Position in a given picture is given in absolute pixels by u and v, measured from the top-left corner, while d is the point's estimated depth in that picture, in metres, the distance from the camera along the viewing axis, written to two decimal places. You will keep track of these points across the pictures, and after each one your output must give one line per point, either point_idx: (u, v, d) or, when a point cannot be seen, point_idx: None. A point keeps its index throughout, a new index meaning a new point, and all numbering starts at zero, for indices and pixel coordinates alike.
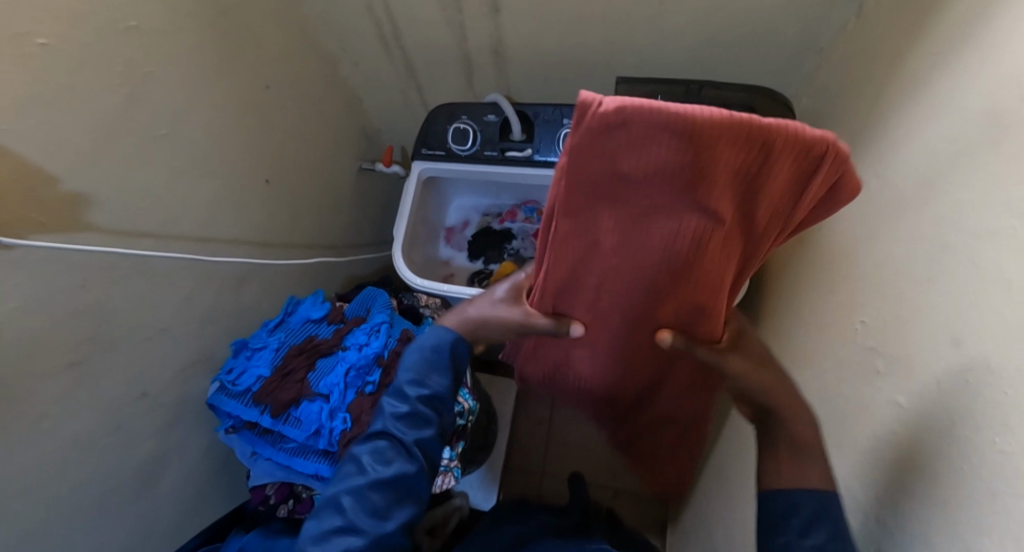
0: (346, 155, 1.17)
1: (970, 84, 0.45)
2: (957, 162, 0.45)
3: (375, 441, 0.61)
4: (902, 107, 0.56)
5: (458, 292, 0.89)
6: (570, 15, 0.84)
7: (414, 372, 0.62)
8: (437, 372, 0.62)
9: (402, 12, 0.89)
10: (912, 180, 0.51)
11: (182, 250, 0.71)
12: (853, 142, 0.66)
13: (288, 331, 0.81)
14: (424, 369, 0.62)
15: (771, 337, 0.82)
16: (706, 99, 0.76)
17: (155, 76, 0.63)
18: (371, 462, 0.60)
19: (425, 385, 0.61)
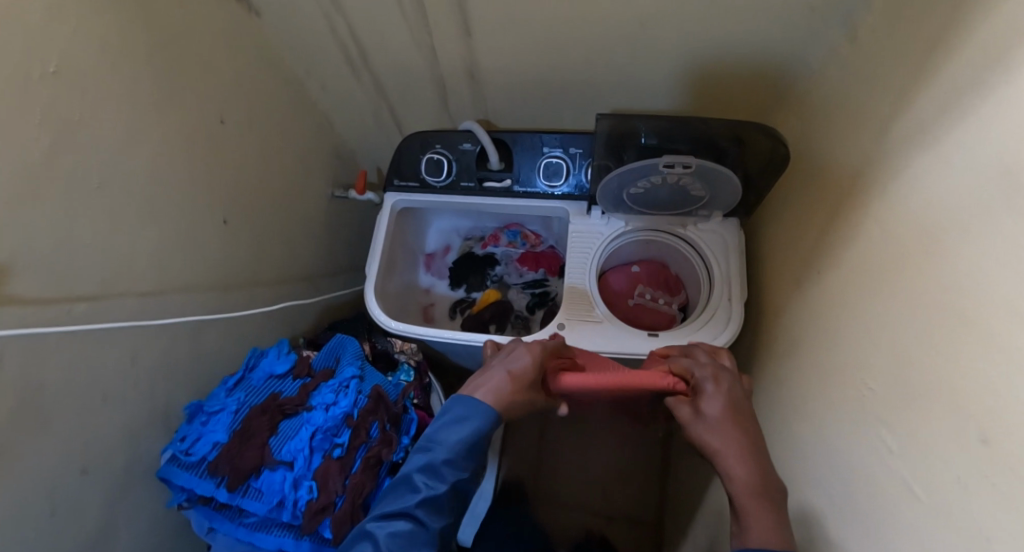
0: (316, 182, 1.11)
1: (984, 134, 0.40)
2: (975, 220, 0.40)
3: (395, 520, 0.55)
4: (905, 148, 0.51)
5: (436, 335, 0.84)
6: (547, 37, 0.79)
7: (449, 449, 0.58)
8: (470, 451, 0.58)
9: (369, 35, 0.83)
10: (923, 235, 0.46)
11: (125, 307, 0.65)
12: (852, 178, 0.61)
13: (248, 390, 0.75)
14: (460, 448, 0.58)
15: (769, 379, 0.78)
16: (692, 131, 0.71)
17: (83, 122, 0.56)
18: (396, 545, 0.54)
19: (460, 469, 0.58)
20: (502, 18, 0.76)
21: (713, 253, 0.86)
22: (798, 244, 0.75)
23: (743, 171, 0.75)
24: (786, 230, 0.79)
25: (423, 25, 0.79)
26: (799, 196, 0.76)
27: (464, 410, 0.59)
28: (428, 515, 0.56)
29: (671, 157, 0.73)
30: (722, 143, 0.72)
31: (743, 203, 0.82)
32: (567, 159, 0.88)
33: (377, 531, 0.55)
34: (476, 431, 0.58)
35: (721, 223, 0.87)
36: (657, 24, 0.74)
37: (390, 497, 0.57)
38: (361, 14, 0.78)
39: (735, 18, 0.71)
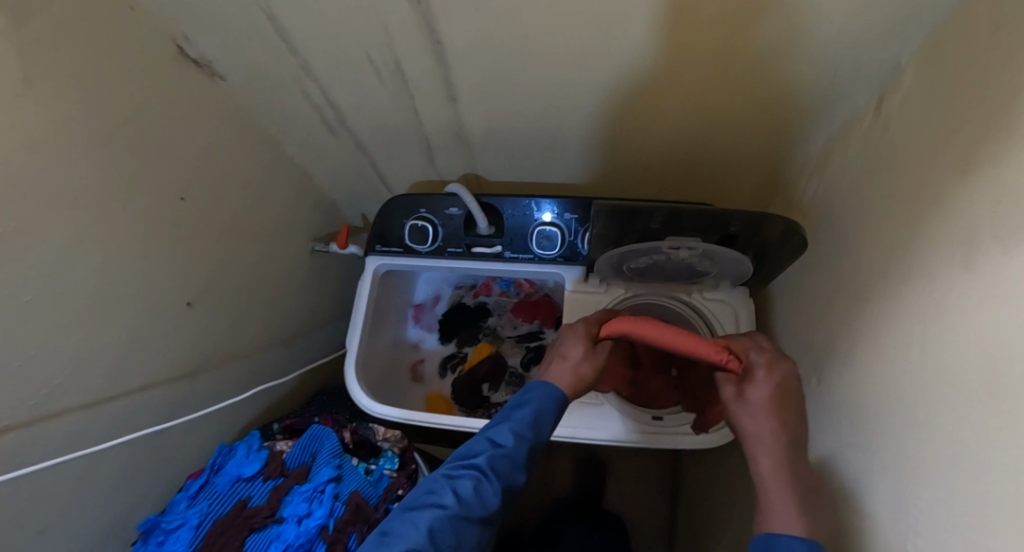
0: (296, 239, 1.04)
1: (1011, 276, 0.34)
2: (1002, 379, 0.34)
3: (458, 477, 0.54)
4: (930, 257, 0.45)
5: (422, 420, 0.78)
6: (541, 101, 0.73)
7: (523, 421, 0.56)
8: (539, 429, 0.56)
9: (346, 98, 0.76)
10: (954, 374, 0.40)
11: (69, 428, 0.58)
12: (874, 273, 0.55)
13: (213, 498, 0.69)
14: (532, 425, 0.56)
15: None
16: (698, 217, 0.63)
17: (10, 243, 0.49)
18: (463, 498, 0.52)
19: (532, 439, 0.56)
20: (490, 85, 0.70)
21: (722, 326, 0.80)
22: (821, 328, 0.68)
23: (755, 248, 0.68)
24: (805, 309, 0.73)
25: (404, 90, 0.72)
26: (817, 274, 0.70)
27: (530, 391, 0.59)
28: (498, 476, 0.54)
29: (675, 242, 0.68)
30: (733, 226, 0.64)
31: (758, 275, 0.74)
32: (562, 225, 0.82)
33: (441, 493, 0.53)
34: (540, 406, 0.58)
35: (728, 292, 0.81)
36: (661, 92, 0.67)
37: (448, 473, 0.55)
38: (337, 81, 0.72)
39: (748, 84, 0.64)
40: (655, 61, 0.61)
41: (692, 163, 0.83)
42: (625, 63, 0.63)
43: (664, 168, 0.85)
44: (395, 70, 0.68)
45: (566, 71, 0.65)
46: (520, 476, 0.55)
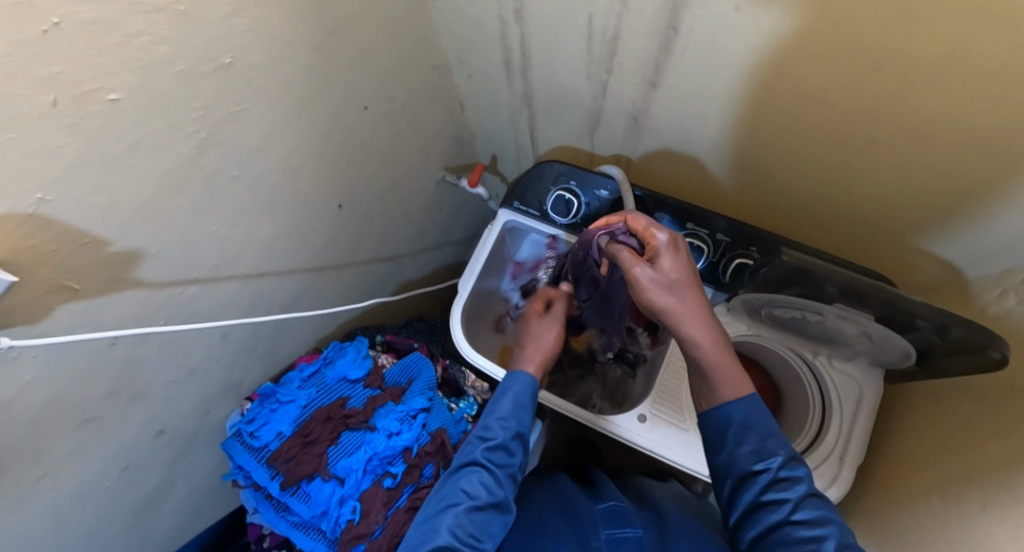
0: (431, 167, 1.04)
1: None
2: None
3: (797, 466, 0.51)
4: None
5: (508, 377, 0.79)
6: (749, 116, 0.66)
7: (747, 451, 0.52)
8: (755, 451, 0.51)
9: (542, 50, 0.73)
10: None
11: (230, 290, 0.64)
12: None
13: (320, 387, 0.75)
14: (751, 449, 0.52)
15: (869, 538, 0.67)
16: (835, 315, 0.63)
17: (240, 114, 0.52)
18: (467, 488, 0.59)
19: (751, 450, 0.51)
20: (701, 83, 0.64)
21: (840, 398, 0.74)
22: (947, 449, 0.60)
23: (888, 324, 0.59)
24: (929, 414, 0.67)
25: (607, 60, 0.68)
26: (961, 387, 0.63)
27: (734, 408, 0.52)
28: (501, 470, 0.62)
29: (810, 304, 0.64)
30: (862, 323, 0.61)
31: (953, 367, 0.58)
32: (709, 244, 0.74)
33: (742, 452, 0.52)
34: (731, 426, 0.52)
35: (860, 369, 0.74)
36: (891, 133, 0.58)
37: (752, 429, 0.52)
38: (541, 32, 0.68)
39: (926, 169, 0.60)
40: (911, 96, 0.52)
41: (864, 227, 0.75)
42: (874, 95, 0.54)
43: (792, 202, 0.79)
44: (610, 40, 0.64)
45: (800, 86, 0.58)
46: (794, 495, 0.49)
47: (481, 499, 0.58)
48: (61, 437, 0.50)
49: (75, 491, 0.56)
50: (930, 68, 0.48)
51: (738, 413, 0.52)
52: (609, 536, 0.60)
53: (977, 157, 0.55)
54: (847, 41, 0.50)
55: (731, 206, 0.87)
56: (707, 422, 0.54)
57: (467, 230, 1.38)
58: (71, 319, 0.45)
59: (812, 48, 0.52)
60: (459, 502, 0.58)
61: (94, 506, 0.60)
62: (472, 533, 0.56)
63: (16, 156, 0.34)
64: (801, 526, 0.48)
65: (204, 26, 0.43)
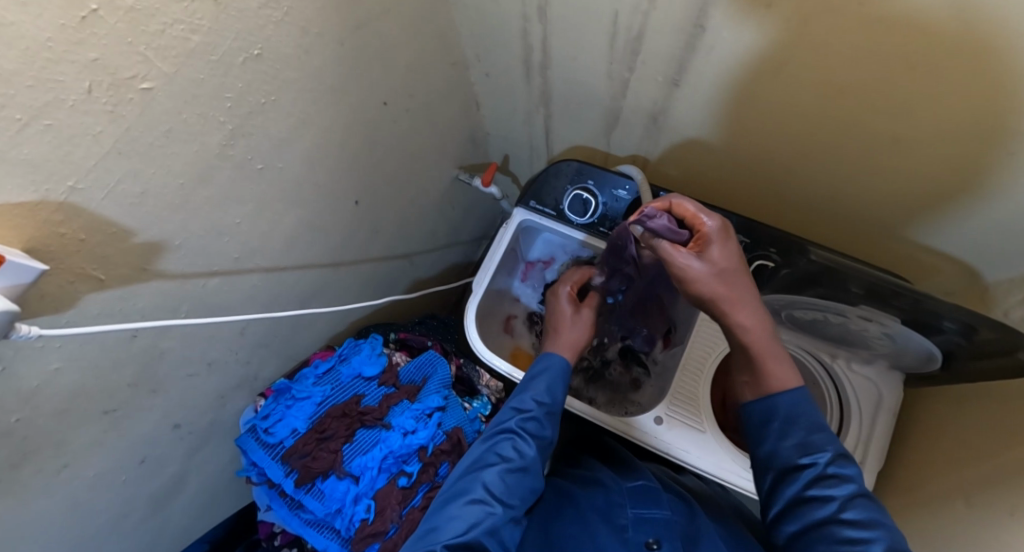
0: (445, 165, 1.04)
1: None
2: None
3: (847, 466, 0.50)
4: None
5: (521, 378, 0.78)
6: (773, 116, 0.66)
7: (794, 443, 0.52)
8: (803, 446, 0.51)
9: (564, 48, 0.72)
10: None
11: (250, 284, 0.63)
12: None
13: (335, 384, 0.74)
14: (797, 443, 0.51)
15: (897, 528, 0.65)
16: (858, 316, 0.62)
17: (267, 106, 0.52)
18: (502, 452, 0.59)
19: (797, 444, 0.51)
20: (725, 82, 0.64)
21: (858, 401, 0.73)
22: (971, 454, 0.60)
23: (915, 326, 0.58)
24: (951, 418, 0.66)
25: (630, 59, 0.68)
26: (986, 390, 0.62)
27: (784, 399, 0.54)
28: (534, 439, 0.61)
29: (833, 305, 0.63)
30: (887, 325, 0.60)
31: (984, 368, 0.57)
32: None
33: (786, 443, 0.52)
34: (778, 416, 0.53)
35: (880, 373, 0.74)
36: (921, 134, 0.57)
37: (797, 421, 0.52)
38: (564, 30, 0.68)
39: (947, 171, 0.60)
40: (946, 95, 0.51)
41: (883, 229, 0.74)
42: (906, 95, 0.54)
43: (811, 204, 0.78)
44: (635, 39, 0.63)
45: (829, 86, 0.57)
46: (841, 493, 0.48)
47: (514, 463, 0.58)
48: (87, 425, 0.50)
49: (97, 482, 0.55)
50: (968, 67, 0.47)
51: (787, 402, 0.53)
52: (635, 515, 0.57)
53: (1000, 159, 0.54)
54: (878, 42, 0.49)
55: (748, 207, 0.86)
56: (754, 407, 0.56)
57: (477, 230, 1.38)
58: (97, 310, 0.44)
59: (840, 49, 0.52)
60: (495, 463, 0.58)
61: (115, 497, 0.59)
62: (504, 494, 0.55)
63: (53, 142, 0.34)
64: (847, 526, 0.46)
65: (236, 17, 0.43)
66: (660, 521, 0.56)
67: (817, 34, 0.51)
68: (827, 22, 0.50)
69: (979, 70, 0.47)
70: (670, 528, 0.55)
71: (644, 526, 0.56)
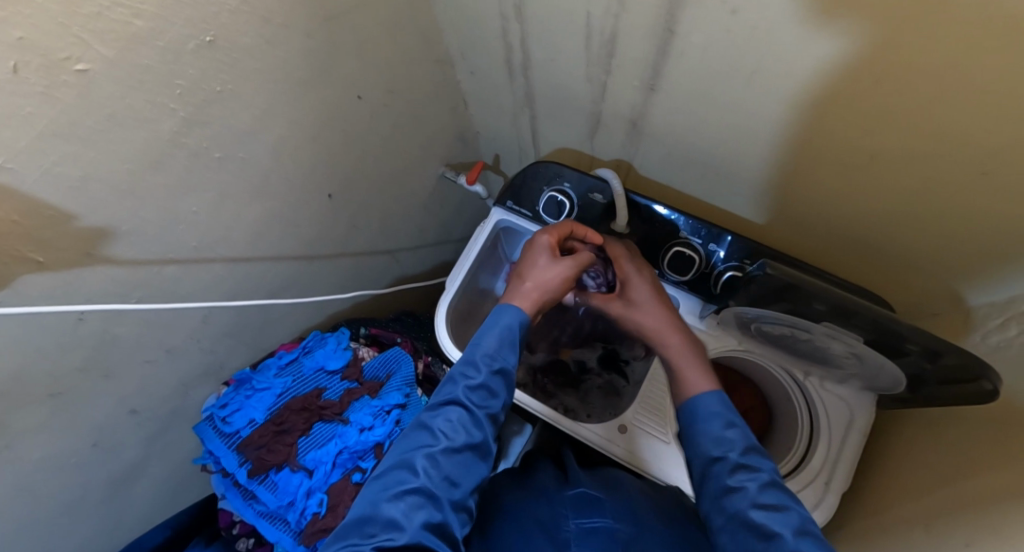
0: (432, 163, 1.03)
1: None
2: None
3: (760, 459, 0.51)
4: None
5: None
6: (750, 124, 0.64)
7: (709, 438, 0.54)
8: (716, 439, 0.53)
9: (542, 49, 0.71)
10: None
11: (212, 273, 0.63)
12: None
13: (297, 376, 0.74)
14: (712, 438, 0.54)
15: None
16: (823, 333, 0.60)
17: (224, 96, 0.52)
18: (444, 429, 0.55)
19: (714, 441, 0.53)
20: (700, 88, 0.62)
21: (829, 420, 0.71)
22: (936, 482, 0.57)
23: (879, 347, 0.56)
24: (921, 444, 0.64)
25: (606, 62, 0.66)
26: (958, 419, 0.59)
27: (704, 405, 0.57)
28: (480, 411, 0.57)
29: (798, 321, 0.62)
30: (853, 343, 0.58)
31: (947, 392, 0.55)
32: (700, 253, 0.75)
33: (706, 440, 0.54)
34: (698, 416, 0.56)
35: (852, 391, 0.72)
36: (897, 147, 0.55)
37: (711, 418, 0.55)
38: (541, 29, 0.67)
39: (922, 189, 0.58)
40: (918, 108, 0.49)
41: (861, 248, 0.72)
42: (879, 106, 0.52)
43: (791, 217, 0.76)
44: (609, 41, 0.62)
45: (801, 96, 0.56)
46: (753, 484, 0.48)
47: (458, 440, 0.54)
48: (30, 406, 0.50)
49: (45, 463, 0.56)
50: (938, 78, 0.45)
51: (714, 406, 0.56)
52: (578, 526, 0.57)
53: (971, 177, 0.53)
54: (846, 52, 0.47)
55: (729, 217, 0.85)
56: (683, 413, 0.58)
57: (468, 229, 1.37)
58: (37, 292, 0.44)
59: (808, 58, 0.50)
60: (435, 444, 0.53)
61: (65, 479, 0.60)
62: (449, 477, 0.52)
63: None
64: (761, 510, 0.46)
65: (185, 4, 0.43)
66: (601, 531, 0.56)
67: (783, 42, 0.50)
68: (793, 29, 0.48)
69: (950, 83, 0.45)
70: (612, 538, 0.55)
71: (586, 537, 0.55)
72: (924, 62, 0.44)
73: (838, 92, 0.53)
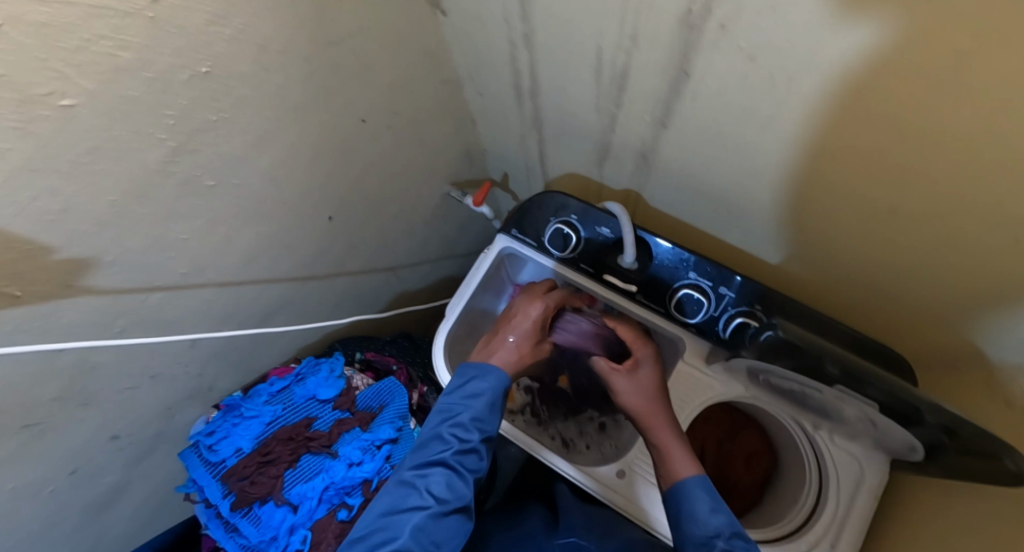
0: (436, 181, 1.01)
1: None
2: None
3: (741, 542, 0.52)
4: None
5: None
6: (765, 167, 0.61)
7: (700, 516, 0.54)
8: (707, 515, 0.54)
9: (551, 77, 0.69)
10: None
11: (202, 298, 0.62)
12: None
13: (287, 404, 0.73)
14: (702, 516, 0.54)
15: None
16: (834, 393, 0.57)
17: (217, 124, 0.50)
18: (436, 491, 0.55)
19: (703, 522, 0.54)
20: (713, 128, 0.59)
21: (839, 478, 0.67)
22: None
23: (892, 415, 0.53)
24: (936, 512, 0.60)
25: (616, 95, 0.64)
26: (977, 490, 0.56)
27: (691, 487, 0.56)
28: (470, 474, 0.58)
29: (809, 381, 0.59)
30: (865, 407, 0.55)
31: (962, 468, 0.52)
32: (709, 297, 0.72)
33: (693, 524, 0.54)
34: (685, 493, 0.56)
35: (864, 448, 0.68)
36: (919, 201, 0.52)
37: (699, 503, 0.55)
38: (550, 58, 0.65)
39: (947, 246, 0.55)
40: (945, 168, 0.46)
41: (877, 297, 0.69)
42: (904, 160, 0.49)
43: (802, 260, 0.73)
44: (620, 75, 0.60)
45: (820, 143, 0.53)
46: None
47: (448, 504, 0.54)
48: (3, 438, 0.49)
49: (19, 491, 0.54)
50: (968, 142, 0.42)
51: (700, 490, 0.56)
52: None
53: (1004, 244, 0.49)
54: (867, 106, 0.45)
55: (739, 253, 0.82)
56: (670, 495, 0.58)
57: (472, 245, 1.35)
58: (13, 324, 0.43)
59: (829, 108, 0.48)
60: (426, 506, 0.53)
61: (42, 505, 0.58)
62: (436, 543, 0.52)
63: None
64: None
65: (176, 34, 0.41)
66: None
67: (803, 90, 0.47)
68: (813, 79, 0.45)
69: (981, 147, 0.42)
70: None
71: None
72: (956, 125, 0.41)
73: (860, 143, 0.50)
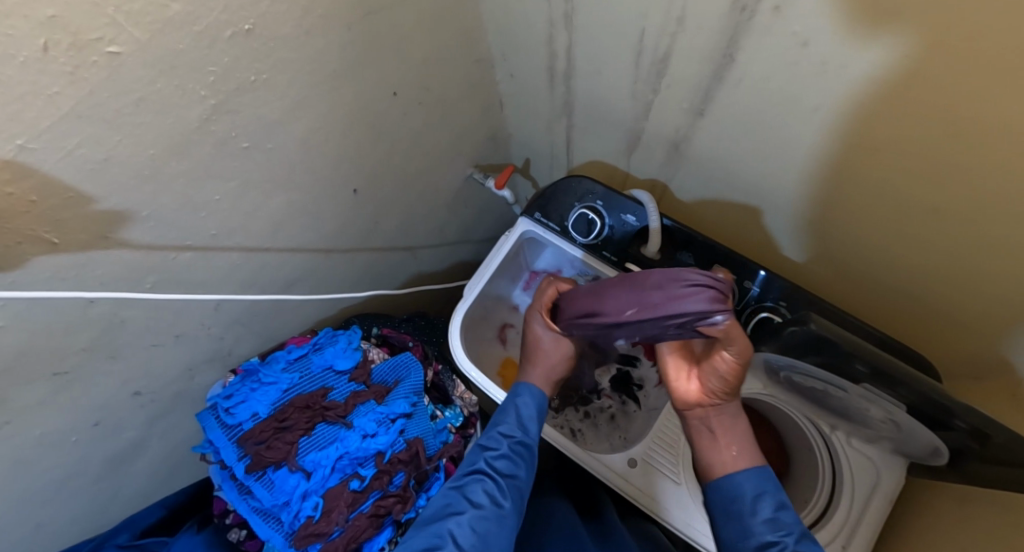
0: (460, 163, 1.01)
1: None
2: None
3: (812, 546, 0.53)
4: None
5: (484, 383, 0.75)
6: (802, 160, 0.60)
7: (764, 515, 0.56)
8: (772, 514, 0.55)
9: (588, 60, 0.68)
10: None
11: (228, 261, 0.62)
12: None
13: (304, 373, 0.73)
14: (767, 517, 0.55)
15: None
16: (861, 392, 0.57)
17: (257, 85, 0.50)
18: (473, 499, 0.58)
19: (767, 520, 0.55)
20: (754, 118, 0.58)
21: (855, 478, 0.67)
22: None
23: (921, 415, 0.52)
24: (953, 521, 0.59)
25: (655, 81, 0.63)
26: (1001, 500, 0.55)
27: (751, 484, 0.58)
28: (504, 479, 0.61)
29: (833, 378, 0.59)
30: (893, 408, 0.55)
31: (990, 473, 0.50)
32: (734, 290, 0.72)
33: (759, 524, 0.55)
34: (745, 490, 0.58)
35: (881, 452, 0.67)
36: (963, 203, 0.51)
37: (761, 503, 0.57)
38: (590, 39, 0.64)
39: (987, 251, 0.53)
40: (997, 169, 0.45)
41: (906, 302, 0.68)
42: (951, 159, 0.47)
43: (830, 259, 0.72)
44: (662, 60, 0.59)
45: (864, 138, 0.52)
46: None
47: (483, 509, 0.57)
48: (32, 385, 0.49)
49: (44, 439, 0.55)
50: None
51: (763, 494, 0.57)
52: None
53: None
54: (918, 106, 0.44)
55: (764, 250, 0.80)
56: (730, 492, 0.59)
57: (490, 231, 1.35)
58: (49, 271, 0.43)
59: (878, 101, 0.47)
60: (464, 511, 0.57)
61: (64, 455, 0.59)
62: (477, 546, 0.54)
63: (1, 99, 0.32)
64: None
65: None
66: None
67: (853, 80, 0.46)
68: (865, 69, 0.44)
69: None
70: None
71: None
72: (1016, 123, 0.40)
73: (908, 139, 0.48)
